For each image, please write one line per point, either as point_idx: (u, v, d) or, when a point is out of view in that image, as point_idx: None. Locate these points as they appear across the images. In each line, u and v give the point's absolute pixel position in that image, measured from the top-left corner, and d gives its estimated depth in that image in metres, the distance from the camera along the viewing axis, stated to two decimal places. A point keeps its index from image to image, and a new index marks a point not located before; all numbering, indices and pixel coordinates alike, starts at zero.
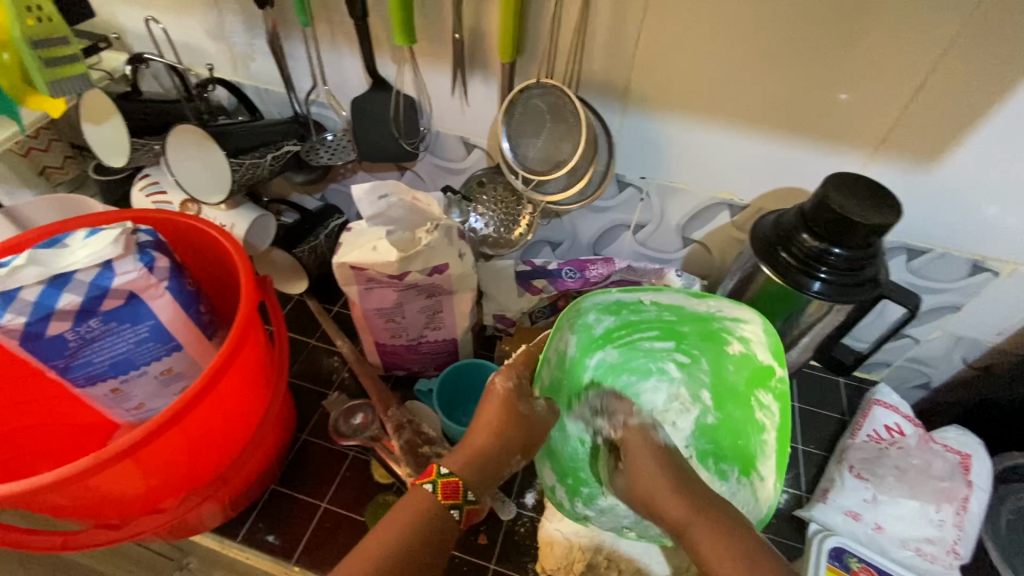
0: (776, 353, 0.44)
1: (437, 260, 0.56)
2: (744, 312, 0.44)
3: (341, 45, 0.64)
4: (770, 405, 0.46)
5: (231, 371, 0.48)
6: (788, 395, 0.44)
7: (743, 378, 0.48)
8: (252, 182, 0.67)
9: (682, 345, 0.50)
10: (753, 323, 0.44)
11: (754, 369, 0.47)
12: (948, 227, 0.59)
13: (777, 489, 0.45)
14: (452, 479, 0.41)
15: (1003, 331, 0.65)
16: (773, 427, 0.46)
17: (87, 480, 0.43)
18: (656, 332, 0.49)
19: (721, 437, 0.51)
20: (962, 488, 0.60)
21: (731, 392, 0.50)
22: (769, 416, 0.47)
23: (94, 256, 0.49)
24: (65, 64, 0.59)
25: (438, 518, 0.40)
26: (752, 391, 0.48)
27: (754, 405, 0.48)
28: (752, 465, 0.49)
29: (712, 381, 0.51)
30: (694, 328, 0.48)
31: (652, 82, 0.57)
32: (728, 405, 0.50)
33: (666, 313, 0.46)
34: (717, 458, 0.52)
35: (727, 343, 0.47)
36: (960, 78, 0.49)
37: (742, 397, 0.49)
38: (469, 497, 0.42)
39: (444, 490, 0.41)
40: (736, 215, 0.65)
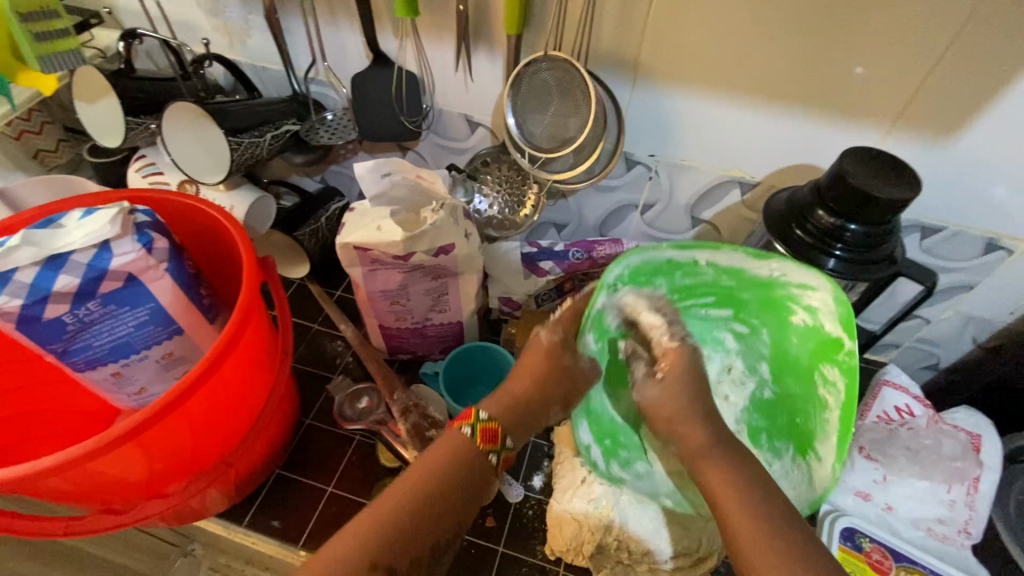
0: (845, 323, 0.44)
1: (444, 240, 0.55)
2: (811, 278, 0.44)
3: (341, 20, 0.62)
4: (835, 380, 0.47)
5: (235, 353, 0.47)
6: (856, 370, 0.45)
7: (806, 351, 0.49)
8: (251, 162, 0.65)
9: (742, 313, 0.52)
10: (819, 292, 0.45)
11: (821, 340, 0.47)
12: (964, 204, 0.58)
13: (837, 467, 0.46)
14: (491, 426, 0.44)
15: (1015, 310, 0.64)
16: (838, 405, 0.47)
17: (88, 464, 0.42)
18: (716, 299, 0.51)
19: (778, 413, 0.53)
20: (973, 468, 0.59)
21: (794, 365, 0.51)
22: (833, 392, 0.47)
23: (90, 237, 0.48)
24: (58, 39, 0.60)
25: (477, 462, 0.43)
26: (816, 366, 0.49)
27: (817, 382, 0.49)
28: (809, 446, 0.50)
29: (774, 352, 0.52)
30: (755, 295, 0.49)
31: (662, 55, 0.55)
32: (789, 378, 0.52)
33: (727, 278, 0.47)
34: (770, 435, 0.53)
35: (793, 312, 0.48)
36: (981, 49, 0.47)
37: (804, 372, 0.50)
38: (506, 444, 0.44)
39: (482, 435, 0.43)
40: (746, 194, 0.64)
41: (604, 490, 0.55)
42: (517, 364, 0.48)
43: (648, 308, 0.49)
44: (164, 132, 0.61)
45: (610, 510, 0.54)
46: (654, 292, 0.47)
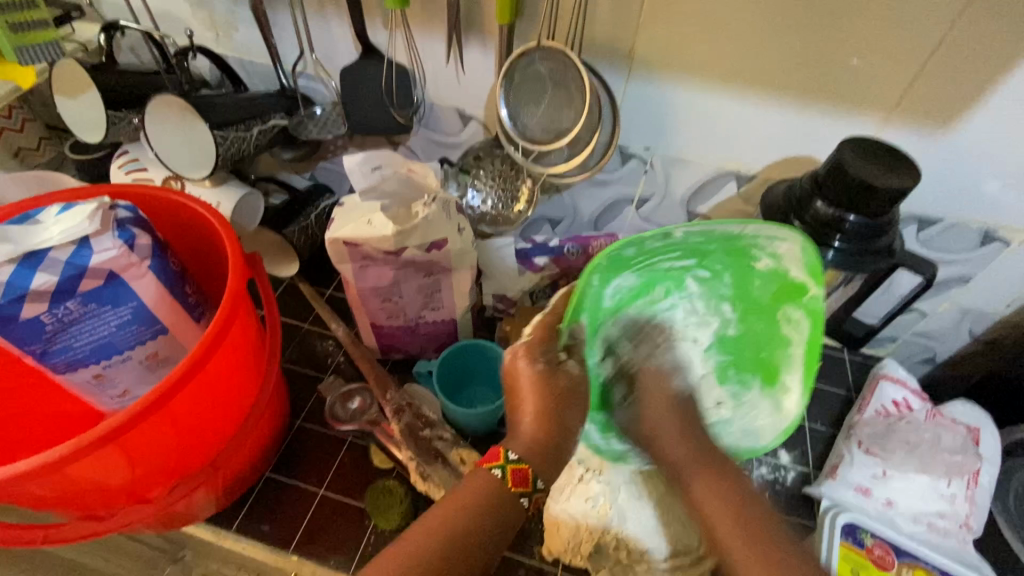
0: (812, 269, 0.43)
1: (436, 234, 0.54)
2: (784, 233, 0.41)
3: (329, 11, 0.60)
4: (800, 320, 0.47)
5: (220, 351, 0.46)
6: (822, 313, 0.45)
7: (770, 293, 0.47)
8: (237, 158, 0.63)
9: (706, 262, 0.46)
10: (790, 242, 0.42)
11: (786, 284, 0.46)
12: (960, 196, 0.57)
13: (804, 400, 0.49)
14: (522, 467, 0.42)
15: (1011, 302, 0.65)
16: (800, 340, 0.48)
17: (67, 468, 0.40)
18: (681, 253, 0.45)
19: (743, 349, 0.52)
20: (973, 462, 0.59)
21: (755, 306, 0.49)
22: (796, 328, 0.48)
23: (68, 233, 0.46)
24: (37, 30, 0.59)
25: (508, 503, 0.41)
26: (781, 310, 0.48)
27: (780, 320, 0.49)
28: (774, 376, 0.51)
29: (733, 294, 0.49)
30: (721, 247, 0.44)
31: (656, 46, 0.55)
32: (752, 320, 0.50)
33: (696, 237, 0.43)
34: (737, 368, 0.53)
35: (756, 259, 0.45)
36: (976, 39, 0.47)
37: (767, 311, 0.49)
38: (538, 486, 0.42)
39: (513, 478, 0.42)
40: (742, 186, 0.63)
41: (603, 489, 0.54)
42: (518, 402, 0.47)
43: (614, 270, 0.45)
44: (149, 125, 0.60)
45: (609, 509, 0.53)
46: (622, 257, 0.43)
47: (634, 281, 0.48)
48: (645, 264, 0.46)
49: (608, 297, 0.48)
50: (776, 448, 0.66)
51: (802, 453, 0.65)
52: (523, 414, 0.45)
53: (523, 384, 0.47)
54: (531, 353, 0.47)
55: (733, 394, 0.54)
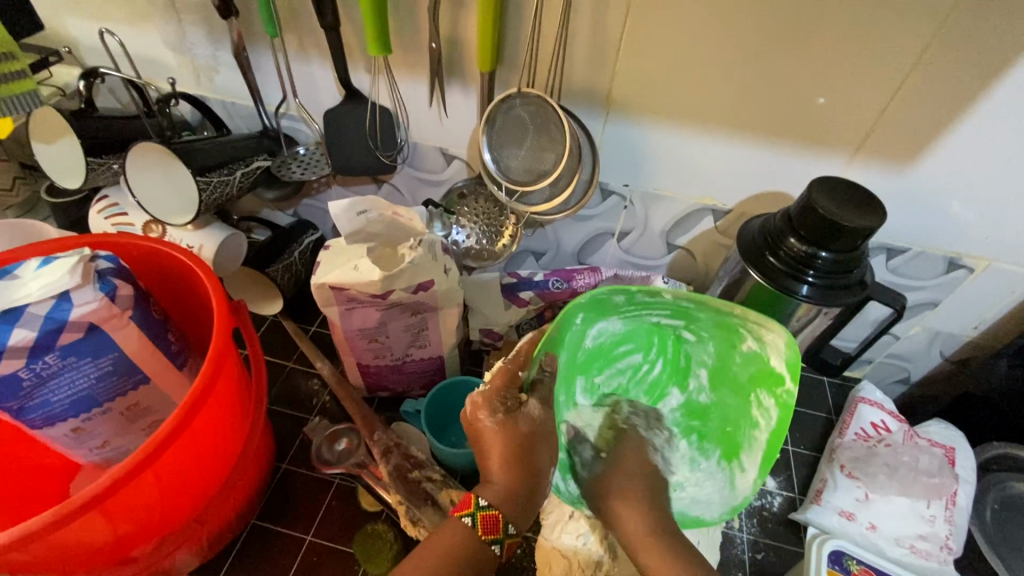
0: (791, 365, 0.44)
1: (423, 276, 0.54)
2: (769, 320, 0.43)
3: (312, 55, 0.61)
4: (770, 407, 0.47)
5: (207, 404, 0.45)
6: (791, 406, 0.45)
7: (749, 374, 0.48)
8: (220, 202, 0.63)
9: (692, 325, 0.48)
10: (776, 332, 0.43)
11: (762, 369, 0.47)
12: (927, 226, 0.60)
13: (758, 484, 0.48)
14: (492, 513, 0.40)
15: (979, 325, 0.67)
16: (768, 427, 0.47)
17: (50, 535, 0.39)
18: (669, 312, 0.47)
19: (709, 418, 0.52)
20: (951, 483, 0.60)
21: (733, 381, 0.50)
22: (766, 416, 0.48)
23: (47, 288, 0.45)
24: (17, 80, 0.56)
25: (480, 554, 0.39)
26: (751, 391, 0.48)
27: (752, 402, 0.49)
28: (735, 454, 0.51)
29: (714, 365, 0.50)
30: (710, 316, 0.46)
31: (633, 90, 0.57)
32: (723, 391, 0.51)
33: (685, 299, 0.45)
34: (701, 437, 0.53)
35: (741, 338, 0.46)
36: (931, 85, 0.50)
37: (742, 389, 0.49)
38: (509, 530, 0.40)
39: (483, 525, 0.40)
40: (719, 221, 0.65)
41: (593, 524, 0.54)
42: (480, 449, 0.44)
43: (604, 312, 0.47)
44: (129, 170, 0.58)
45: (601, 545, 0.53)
46: (614, 301, 0.45)
47: (624, 329, 0.50)
48: (635, 314, 0.48)
49: (592, 339, 0.49)
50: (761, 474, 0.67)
51: (786, 478, 0.67)
52: (489, 462, 0.43)
53: (484, 436, 0.44)
54: (490, 404, 0.44)
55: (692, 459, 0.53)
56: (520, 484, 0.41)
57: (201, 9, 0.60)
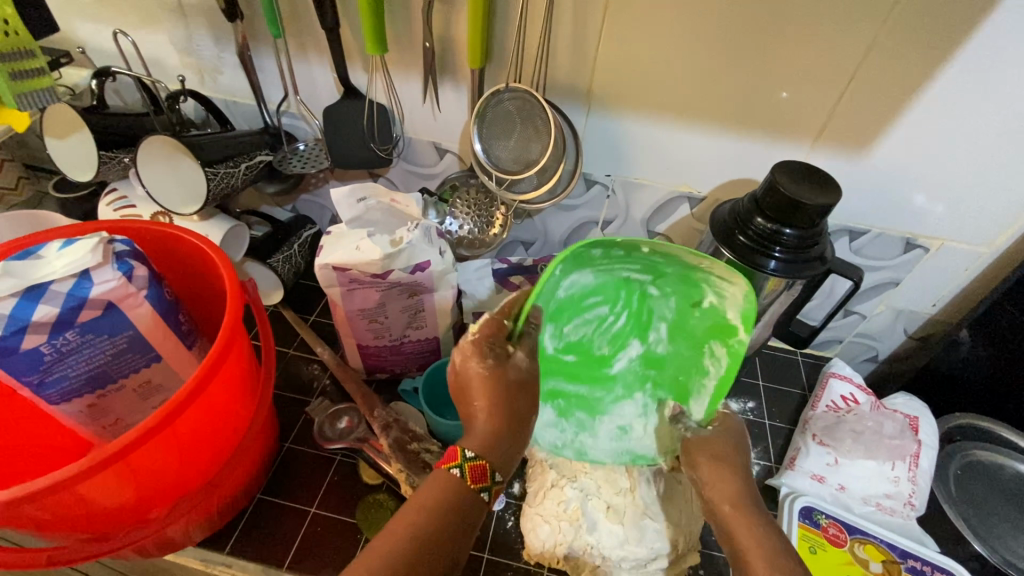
0: (745, 317, 0.46)
1: (420, 257, 0.58)
2: (732, 276, 0.44)
3: (312, 55, 0.65)
4: (720, 356, 0.50)
5: (220, 373, 0.48)
6: (741, 356, 0.48)
7: (704, 329, 0.51)
8: (226, 193, 0.66)
9: (660, 280, 0.49)
10: (737, 288, 0.45)
11: (718, 320, 0.49)
12: (886, 208, 0.65)
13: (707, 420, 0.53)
14: (479, 463, 0.44)
15: (937, 302, 0.73)
16: (716, 374, 0.51)
17: (75, 490, 0.42)
18: (642, 265, 0.47)
19: (666, 367, 0.56)
20: (912, 445, 0.64)
21: (687, 335, 0.52)
22: (716, 364, 0.51)
23: (70, 265, 0.49)
24: (34, 78, 0.59)
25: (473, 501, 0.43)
26: (704, 344, 0.51)
27: (704, 352, 0.52)
28: (684, 399, 0.56)
29: (673, 321, 0.52)
30: (677, 271, 0.47)
31: (613, 86, 0.61)
32: (680, 343, 0.53)
33: (657, 256, 0.46)
34: (656, 383, 0.57)
35: (702, 292, 0.48)
36: (878, 78, 0.55)
37: (697, 341, 0.52)
38: (496, 477, 0.45)
39: (471, 475, 0.44)
40: (695, 207, 0.70)
41: (575, 494, 0.58)
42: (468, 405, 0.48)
43: (578, 264, 0.47)
44: (162, 200, 0.64)
45: (580, 514, 0.57)
46: (590, 255, 0.45)
47: (594, 279, 0.50)
48: (610, 266, 0.48)
49: (563, 290, 0.49)
50: None
51: (763, 448, 0.71)
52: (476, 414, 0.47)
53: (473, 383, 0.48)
54: (479, 350, 0.48)
55: (644, 403, 0.58)
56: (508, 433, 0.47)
57: (208, 13, 0.64)
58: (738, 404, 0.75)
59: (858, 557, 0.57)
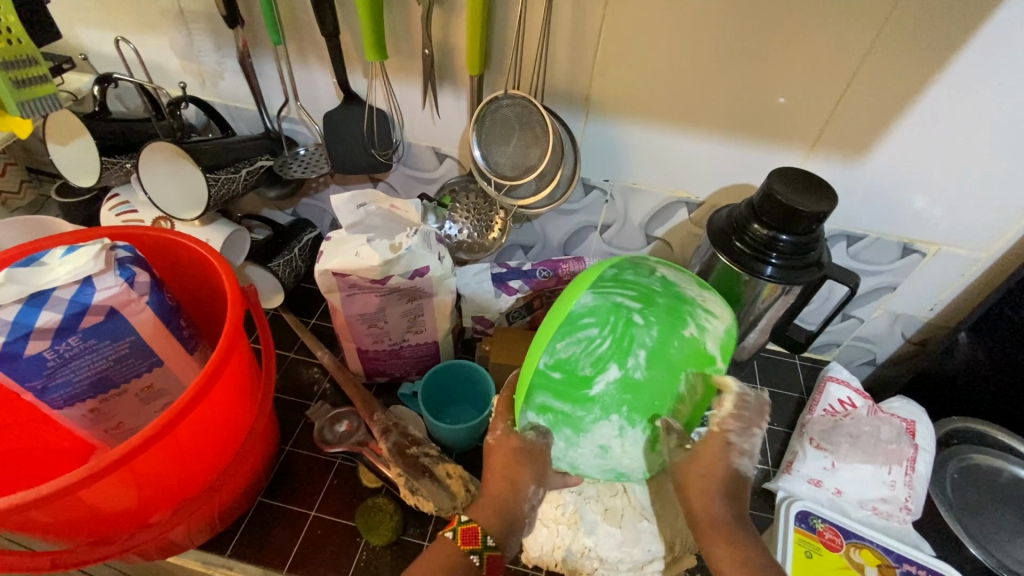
0: (725, 348, 0.50)
1: (419, 263, 0.59)
2: (721, 309, 0.48)
3: (312, 61, 0.66)
4: (696, 385, 0.53)
5: (222, 379, 0.49)
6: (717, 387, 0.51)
7: (683, 358, 0.53)
8: (227, 198, 0.67)
9: (648, 309, 0.53)
10: (721, 320, 0.49)
11: (697, 353, 0.52)
12: (883, 213, 0.65)
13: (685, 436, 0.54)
14: (471, 525, 0.45)
15: (934, 306, 0.73)
16: (691, 401, 0.54)
17: (79, 495, 0.43)
18: (634, 292, 0.52)
19: (642, 392, 0.57)
20: (908, 449, 0.65)
21: (665, 364, 0.55)
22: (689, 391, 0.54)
23: (74, 272, 0.49)
24: (39, 84, 0.60)
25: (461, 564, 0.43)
26: (681, 372, 0.54)
27: (680, 380, 0.54)
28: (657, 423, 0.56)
29: (653, 348, 0.55)
30: (667, 301, 0.51)
31: (611, 92, 0.62)
32: (657, 370, 0.56)
33: (658, 283, 0.50)
34: (632, 408, 0.57)
35: (686, 324, 0.52)
36: (874, 85, 0.56)
37: (674, 370, 0.54)
38: (489, 542, 0.44)
39: (463, 536, 0.44)
40: (693, 212, 0.70)
41: (573, 499, 0.59)
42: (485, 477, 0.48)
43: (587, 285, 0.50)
44: (171, 213, 0.66)
45: (578, 518, 0.58)
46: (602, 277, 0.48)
47: (591, 302, 0.53)
48: (608, 290, 0.52)
49: None
50: None
51: (760, 452, 0.71)
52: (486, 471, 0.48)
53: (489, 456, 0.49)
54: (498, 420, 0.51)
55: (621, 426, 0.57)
56: (508, 502, 0.46)
57: (209, 20, 0.64)
58: None
59: (853, 561, 0.57)
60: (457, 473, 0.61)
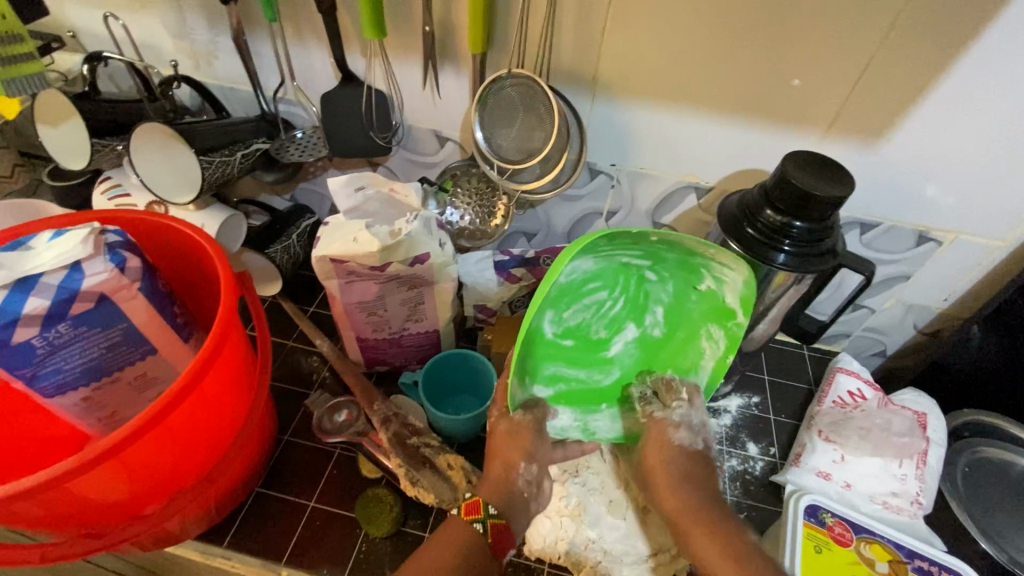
0: (744, 302, 0.48)
1: (419, 250, 0.57)
2: (736, 263, 0.45)
3: (309, 40, 0.64)
4: (719, 339, 0.52)
5: (214, 367, 0.47)
6: (739, 338, 0.51)
7: (701, 312, 0.51)
8: (221, 181, 0.65)
9: (659, 266, 0.48)
10: (737, 273, 0.46)
11: (716, 305, 0.50)
12: (899, 200, 0.63)
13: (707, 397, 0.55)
14: (472, 498, 0.47)
15: (949, 297, 0.71)
16: (714, 355, 0.53)
17: (67, 486, 0.42)
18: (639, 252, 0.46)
19: (661, 350, 0.54)
20: (920, 443, 0.63)
21: (684, 319, 0.53)
22: (713, 345, 0.53)
23: (60, 258, 0.47)
24: (24, 63, 0.58)
25: (464, 535, 0.45)
26: (701, 326, 0.52)
27: (701, 335, 0.53)
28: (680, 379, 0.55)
29: (670, 303, 0.52)
30: (677, 256, 0.47)
31: (618, 73, 0.59)
32: (675, 325, 0.53)
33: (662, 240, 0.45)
34: (652, 366, 0.55)
35: (702, 279, 0.49)
36: (895, 65, 0.53)
37: (694, 323, 0.52)
38: (490, 510, 0.46)
39: (466, 508, 0.47)
40: (702, 198, 0.68)
41: (576, 489, 0.59)
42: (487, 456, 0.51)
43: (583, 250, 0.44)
44: (171, 199, 0.64)
45: (581, 510, 0.57)
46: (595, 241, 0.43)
47: (595, 265, 0.48)
48: (609, 253, 0.46)
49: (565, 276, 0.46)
50: (744, 441, 0.70)
51: (767, 444, 0.70)
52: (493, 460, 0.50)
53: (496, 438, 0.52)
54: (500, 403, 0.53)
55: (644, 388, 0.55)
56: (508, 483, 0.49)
57: None
58: (743, 399, 0.74)
59: (863, 556, 0.56)
60: (458, 464, 0.60)
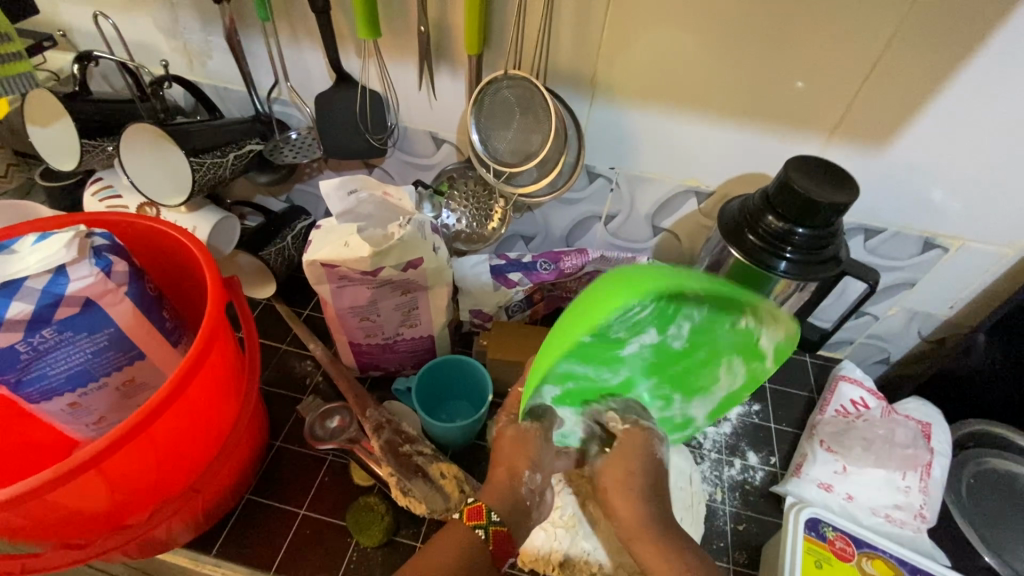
0: (779, 350, 0.43)
1: (411, 254, 0.56)
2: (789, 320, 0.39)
3: (303, 39, 0.62)
4: (738, 372, 0.46)
5: (200, 374, 0.46)
6: (761, 379, 0.47)
7: (731, 345, 0.44)
8: (214, 183, 0.64)
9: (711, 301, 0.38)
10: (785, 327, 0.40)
11: (748, 343, 0.43)
12: (905, 206, 0.62)
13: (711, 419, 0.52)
14: (475, 503, 0.46)
15: (954, 304, 0.69)
16: (728, 385, 0.48)
17: (46, 497, 0.41)
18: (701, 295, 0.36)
19: (675, 363, 0.45)
20: (925, 454, 0.62)
21: (710, 345, 0.44)
22: (728, 375, 0.47)
23: (44, 262, 0.46)
24: (10, 63, 0.57)
25: (469, 540, 0.45)
26: (723, 358, 0.45)
27: (721, 364, 0.46)
28: (690, 395, 0.49)
29: (702, 328, 0.42)
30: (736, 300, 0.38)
31: (617, 75, 0.58)
32: (698, 347, 0.44)
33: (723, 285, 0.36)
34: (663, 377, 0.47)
35: (746, 317, 0.41)
36: (901, 68, 0.52)
37: (718, 351, 0.45)
38: (492, 516, 0.45)
39: (468, 514, 0.46)
40: (702, 202, 0.67)
41: (571, 499, 0.56)
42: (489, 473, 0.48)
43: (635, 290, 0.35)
44: (162, 203, 0.63)
45: (576, 520, 0.56)
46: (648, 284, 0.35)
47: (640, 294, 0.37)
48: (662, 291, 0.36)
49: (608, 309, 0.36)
50: (744, 450, 0.69)
51: (768, 454, 0.68)
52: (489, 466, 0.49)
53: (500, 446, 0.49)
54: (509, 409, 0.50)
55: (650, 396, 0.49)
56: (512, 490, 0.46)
57: None
58: (743, 406, 0.73)
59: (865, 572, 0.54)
60: (452, 473, 0.59)
